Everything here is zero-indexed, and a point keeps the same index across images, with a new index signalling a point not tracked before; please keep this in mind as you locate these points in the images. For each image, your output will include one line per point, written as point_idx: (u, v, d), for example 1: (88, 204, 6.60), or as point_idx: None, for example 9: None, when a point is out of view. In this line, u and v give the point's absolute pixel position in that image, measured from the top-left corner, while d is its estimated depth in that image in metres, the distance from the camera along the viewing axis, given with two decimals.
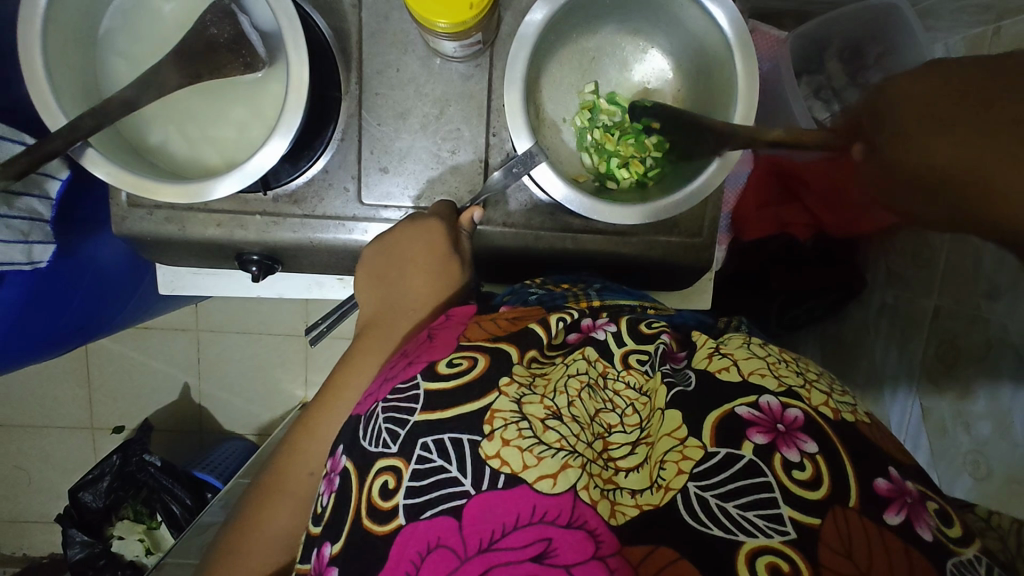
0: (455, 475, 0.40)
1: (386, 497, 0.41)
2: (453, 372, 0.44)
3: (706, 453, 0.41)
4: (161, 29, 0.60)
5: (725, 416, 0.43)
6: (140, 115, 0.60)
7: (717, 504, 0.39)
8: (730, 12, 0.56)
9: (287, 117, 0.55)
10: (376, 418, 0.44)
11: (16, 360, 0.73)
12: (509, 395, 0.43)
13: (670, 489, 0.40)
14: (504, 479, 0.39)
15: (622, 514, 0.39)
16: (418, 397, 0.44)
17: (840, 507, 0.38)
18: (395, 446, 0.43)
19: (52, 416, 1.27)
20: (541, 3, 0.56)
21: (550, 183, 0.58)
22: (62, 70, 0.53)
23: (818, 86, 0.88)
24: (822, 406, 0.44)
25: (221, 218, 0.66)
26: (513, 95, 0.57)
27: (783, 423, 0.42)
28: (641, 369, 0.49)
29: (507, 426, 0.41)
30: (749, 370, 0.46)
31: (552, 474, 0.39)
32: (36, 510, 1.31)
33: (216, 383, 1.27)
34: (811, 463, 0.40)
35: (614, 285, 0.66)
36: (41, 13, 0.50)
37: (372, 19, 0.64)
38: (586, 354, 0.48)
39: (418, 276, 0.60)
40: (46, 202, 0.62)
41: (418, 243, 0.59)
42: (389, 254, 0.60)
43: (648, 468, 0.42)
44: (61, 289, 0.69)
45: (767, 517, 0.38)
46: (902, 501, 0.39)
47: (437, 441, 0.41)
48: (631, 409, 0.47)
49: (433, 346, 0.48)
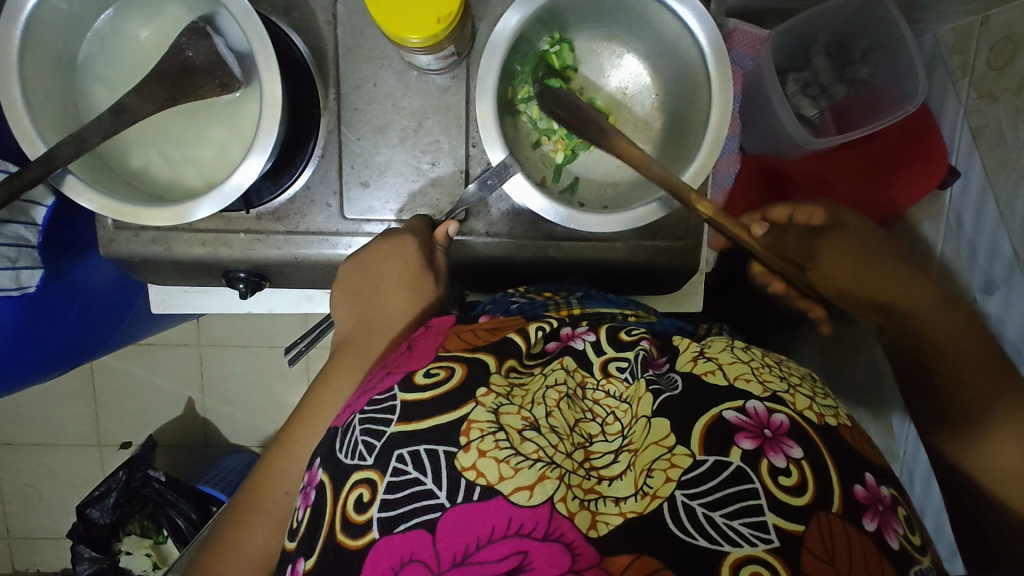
0: (429, 488, 0.39)
1: (361, 510, 0.40)
2: (430, 382, 0.44)
3: (695, 462, 0.39)
4: (138, 54, 0.61)
5: (713, 422, 0.41)
6: (121, 140, 0.61)
7: (704, 513, 0.37)
8: (699, 14, 0.56)
9: (262, 135, 0.55)
10: (353, 430, 0.44)
11: (12, 384, 0.74)
12: (486, 405, 0.42)
13: (656, 497, 0.38)
14: (479, 491, 0.38)
15: (604, 524, 0.37)
16: (395, 407, 0.43)
17: (825, 512, 0.38)
18: (371, 457, 0.42)
19: (60, 434, 1.29)
20: (512, 9, 0.56)
21: (526, 195, 0.57)
22: (40, 98, 0.54)
23: (805, 82, 0.86)
24: (807, 411, 0.42)
25: (206, 237, 0.67)
26: (485, 106, 0.57)
27: (769, 429, 0.40)
28: (621, 377, 0.46)
29: (484, 437, 0.40)
30: (735, 374, 0.44)
31: (528, 486, 0.38)
32: (47, 527, 1.32)
33: (220, 397, 1.28)
34: (797, 469, 0.39)
35: (596, 291, 0.65)
36: (16, 44, 0.51)
37: (348, 35, 0.65)
38: (565, 364, 0.47)
39: (395, 293, 0.60)
40: (33, 229, 0.63)
41: (393, 261, 0.60)
42: (365, 273, 0.60)
43: (632, 476, 0.40)
44: (53, 312, 0.70)
45: (750, 526, 0.37)
46: (876, 509, 0.39)
47: (413, 452, 0.41)
48: (612, 417, 0.45)
49: (412, 356, 0.48)
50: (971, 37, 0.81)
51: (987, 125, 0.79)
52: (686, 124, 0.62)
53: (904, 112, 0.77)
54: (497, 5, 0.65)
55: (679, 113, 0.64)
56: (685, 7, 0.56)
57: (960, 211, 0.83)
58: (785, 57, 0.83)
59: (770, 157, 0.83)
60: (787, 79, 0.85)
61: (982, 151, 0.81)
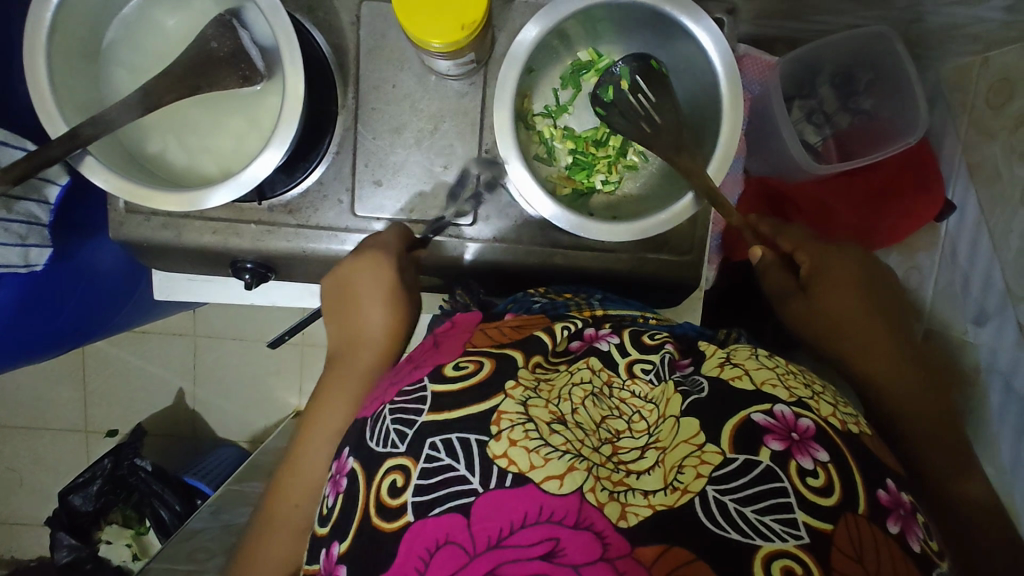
0: (463, 474, 0.39)
1: (395, 494, 0.41)
2: (459, 373, 0.44)
3: (726, 459, 0.40)
4: (162, 42, 0.62)
5: (742, 424, 0.41)
6: (140, 125, 0.62)
7: (735, 508, 0.38)
8: (715, 36, 0.57)
9: (282, 128, 0.56)
10: (384, 420, 0.44)
11: (9, 363, 0.74)
12: (515, 397, 0.43)
13: (687, 491, 0.39)
14: (512, 478, 0.39)
15: (634, 515, 0.38)
16: (426, 398, 0.44)
17: (851, 513, 0.38)
18: (404, 445, 0.42)
19: (46, 418, 1.28)
20: (535, 20, 0.57)
21: (539, 203, 0.58)
22: (64, 79, 0.55)
23: (810, 110, 0.88)
24: (831, 417, 0.43)
25: (217, 225, 0.67)
26: (502, 113, 0.58)
27: (796, 432, 0.41)
28: (645, 378, 0.48)
29: (514, 426, 0.41)
30: (762, 379, 0.44)
31: (558, 476, 0.38)
32: (26, 512, 1.30)
33: (211, 388, 1.27)
34: (824, 471, 0.39)
35: (614, 296, 0.67)
36: (46, 25, 0.53)
37: (369, 37, 0.66)
38: (590, 364, 0.48)
39: (378, 317, 0.61)
40: (45, 206, 0.63)
41: (361, 276, 0.60)
42: (343, 289, 0.61)
43: (661, 471, 0.41)
44: (58, 291, 0.70)
45: (782, 522, 0.37)
46: (898, 513, 0.39)
47: (446, 440, 0.41)
48: (638, 416, 0.46)
49: (439, 351, 0.49)
50: (971, 76, 0.84)
51: (984, 162, 0.82)
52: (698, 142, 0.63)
53: (905, 144, 0.79)
54: (517, 17, 0.67)
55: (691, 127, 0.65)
56: (699, 27, 0.57)
57: (956, 242, 0.86)
58: (789, 84, 0.87)
59: (772, 177, 0.86)
60: (792, 106, 0.89)
61: (978, 187, 0.83)
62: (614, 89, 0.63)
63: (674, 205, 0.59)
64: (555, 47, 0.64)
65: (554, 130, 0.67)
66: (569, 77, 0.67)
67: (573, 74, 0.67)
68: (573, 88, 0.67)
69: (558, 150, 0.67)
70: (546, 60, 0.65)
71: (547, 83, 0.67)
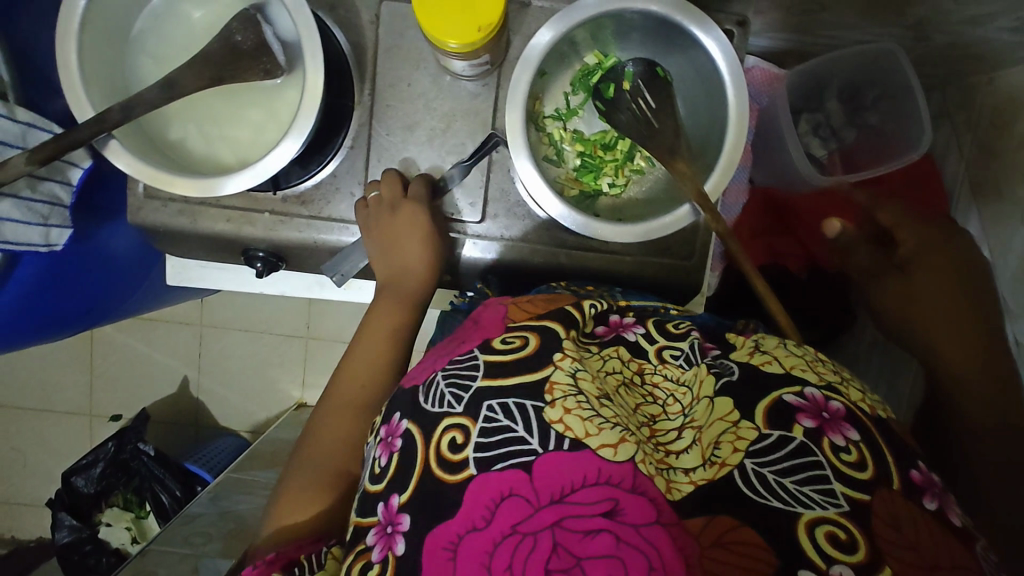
0: (522, 435, 0.42)
1: (456, 450, 0.43)
2: (508, 347, 0.47)
3: (762, 434, 0.43)
4: (189, 34, 0.64)
5: (772, 405, 0.44)
6: (161, 112, 0.63)
7: (774, 478, 0.41)
8: (723, 46, 0.59)
9: (300, 121, 0.58)
10: (437, 383, 0.47)
11: (26, 341, 0.76)
12: (565, 368, 0.45)
13: (725, 465, 0.42)
14: (569, 442, 0.41)
15: (678, 491, 0.41)
16: (478, 366, 0.47)
17: (886, 488, 0.41)
18: (461, 405, 0.45)
19: (51, 400, 1.30)
20: (548, 25, 0.59)
21: (547, 201, 0.60)
22: (94, 67, 0.57)
23: (816, 123, 0.90)
24: (860, 401, 0.45)
25: (231, 214, 0.69)
26: (515, 115, 0.60)
27: (827, 412, 0.43)
28: (676, 363, 0.51)
29: (567, 396, 0.43)
30: (791, 364, 0.47)
31: (612, 444, 0.41)
32: (29, 493, 1.32)
33: (215, 377, 1.29)
34: (857, 449, 0.42)
35: (634, 290, 0.71)
36: (79, 13, 0.55)
37: (389, 35, 0.68)
38: (620, 353, 0.52)
39: (416, 252, 0.65)
40: (67, 188, 0.65)
41: (402, 223, 0.64)
42: (386, 233, 0.65)
43: (699, 449, 0.44)
44: (76, 272, 0.72)
45: (821, 492, 0.40)
46: (933, 490, 0.42)
47: (503, 403, 0.44)
48: (672, 399, 0.50)
49: (483, 327, 0.52)
50: (978, 94, 0.85)
51: (987, 180, 0.83)
52: (706, 148, 0.64)
53: (909, 159, 0.79)
54: (533, 22, 0.68)
55: (698, 136, 0.66)
56: (709, 37, 0.59)
57: None
58: (799, 97, 0.89)
59: (776, 188, 0.88)
60: (800, 119, 0.91)
61: (980, 205, 0.83)
62: (616, 86, 0.65)
63: (671, 215, 0.60)
64: (570, 48, 0.65)
65: (561, 134, 0.69)
66: (576, 83, 0.69)
67: (583, 76, 0.68)
68: (580, 93, 0.69)
69: (567, 153, 0.69)
70: (556, 63, 0.66)
71: (556, 89, 0.69)
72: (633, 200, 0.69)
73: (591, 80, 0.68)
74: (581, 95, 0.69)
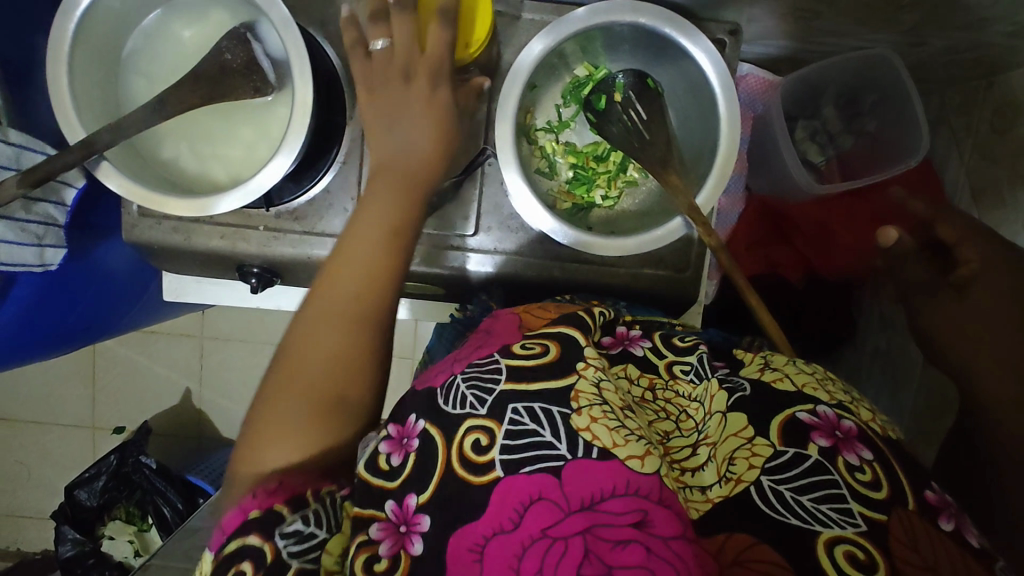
0: (549, 440, 0.42)
1: (480, 452, 0.43)
2: (527, 353, 0.47)
3: (775, 452, 0.42)
4: (181, 52, 0.64)
5: (788, 421, 0.43)
6: (153, 132, 0.64)
7: (792, 496, 0.41)
8: (712, 56, 0.58)
9: (290, 138, 0.58)
10: (457, 384, 0.46)
11: (25, 358, 0.76)
12: (588, 377, 0.45)
13: (742, 481, 0.42)
14: (598, 451, 0.41)
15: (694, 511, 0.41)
16: (501, 369, 0.46)
17: (903, 507, 0.40)
18: (484, 408, 0.44)
19: (54, 414, 1.30)
20: (540, 35, 0.59)
21: (538, 217, 0.59)
22: (85, 89, 0.58)
23: (814, 130, 0.90)
24: (871, 422, 0.45)
25: (225, 230, 0.69)
26: (504, 128, 0.59)
27: (841, 431, 0.43)
28: (687, 378, 0.51)
29: (592, 405, 0.43)
30: (803, 382, 0.47)
31: (639, 456, 0.41)
32: (34, 505, 1.33)
33: (216, 389, 1.29)
34: (871, 468, 0.41)
35: (636, 304, 0.72)
36: (69, 36, 0.55)
37: None
38: (628, 371, 0.51)
39: (421, 135, 0.56)
40: (62, 209, 0.65)
41: (410, 104, 0.56)
42: (389, 110, 0.57)
43: (715, 465, 0.44)
44: (73, 289, 0.72)
45: (838, 511, 0.40)
46: (949, 510, 0.41)
47: (529, 407, 0.44)
48: (684, 415, 0.49)
49: (496, 335, 0.51)
50: (977, 98, 0.84)
51: (988, 186, 0.81)
52: (699, 157, 0.64)
53: (906, 166, 0.78)
54: (523, 34, 0.68)
55: (690, 146, 0.65)
56: (697, 48, 0.59)
57: None
58: (791, 105, 0.88)
59: (772, 197, 0.87)
60: (795, 126, 0.90)
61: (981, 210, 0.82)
62: (608, 98, 0.64)
63: (662, 227, 0.60)
64: (559, 58, 0.65)
65: (554, 145, 0.69)
66: (568, 93, 0.68)
67: (575, 86, 0.68)
68: (571, 102, 0.68)
69: (559, 165, 0.69)
70: (547, 73, 0.66)
71: (548, 100, 0.69)
72: (626, 211, 0.69)
73: (581, 91, 0.68)
74: (574, 105, 0.69)
